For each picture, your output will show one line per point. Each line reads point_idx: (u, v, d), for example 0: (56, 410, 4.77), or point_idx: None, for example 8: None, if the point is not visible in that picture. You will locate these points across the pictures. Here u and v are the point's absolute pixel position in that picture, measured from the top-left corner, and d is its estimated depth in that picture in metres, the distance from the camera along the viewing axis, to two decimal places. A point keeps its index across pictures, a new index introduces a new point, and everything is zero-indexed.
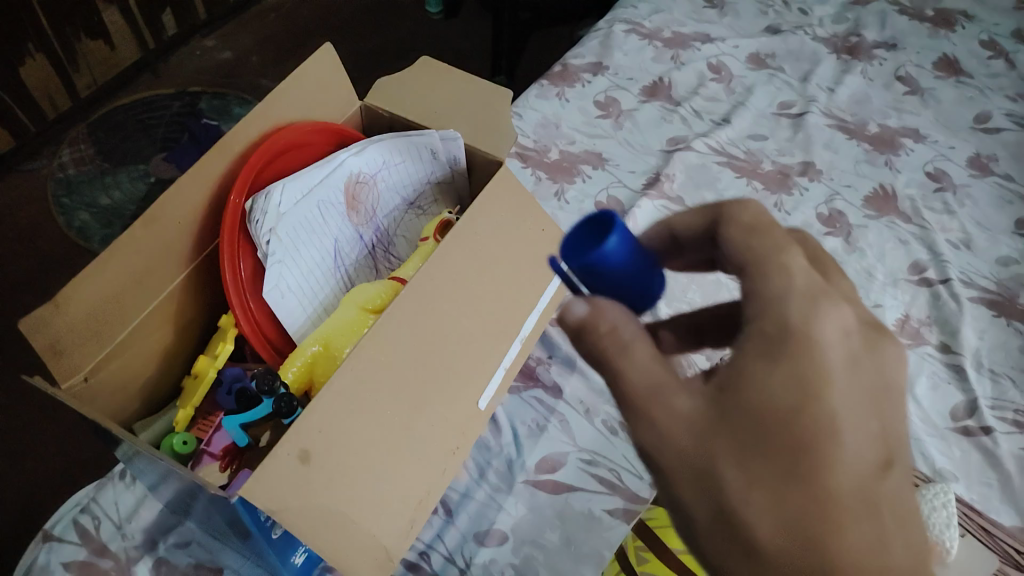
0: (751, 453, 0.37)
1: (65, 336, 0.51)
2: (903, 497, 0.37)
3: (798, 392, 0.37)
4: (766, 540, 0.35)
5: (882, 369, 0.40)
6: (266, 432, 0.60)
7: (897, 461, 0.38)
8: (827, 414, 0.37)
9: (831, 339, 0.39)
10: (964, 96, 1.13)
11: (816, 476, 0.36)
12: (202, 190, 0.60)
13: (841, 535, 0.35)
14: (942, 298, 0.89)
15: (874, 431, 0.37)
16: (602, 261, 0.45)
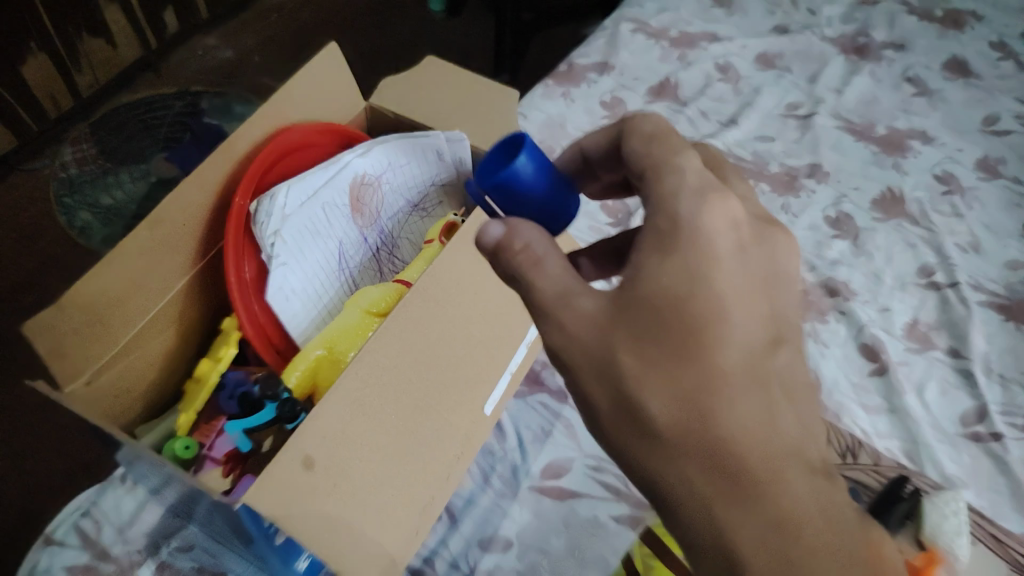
0: (655, 350, 0.40)
1: (69, 340, 0.50)
2: (789, 370, 0.42)
3: (692, 282, 0.41)
4: (670, 426, 0.40)
5: (772, 256, 0.45)
6: (268, 438, 0.61)
7: (780, 339, 0.43)
8: (719, 303, 0.41)
9: (719, 228, 0.42)
10: (973, 97, 1.12)
11: (708, 358, 0.40)
12: (206, 192, 0.60)
13: (739, 415, 0.40)
14: (951, 302, 0.87)
15: (759, 316, 0.42)
16: (512, 180, 0.48)
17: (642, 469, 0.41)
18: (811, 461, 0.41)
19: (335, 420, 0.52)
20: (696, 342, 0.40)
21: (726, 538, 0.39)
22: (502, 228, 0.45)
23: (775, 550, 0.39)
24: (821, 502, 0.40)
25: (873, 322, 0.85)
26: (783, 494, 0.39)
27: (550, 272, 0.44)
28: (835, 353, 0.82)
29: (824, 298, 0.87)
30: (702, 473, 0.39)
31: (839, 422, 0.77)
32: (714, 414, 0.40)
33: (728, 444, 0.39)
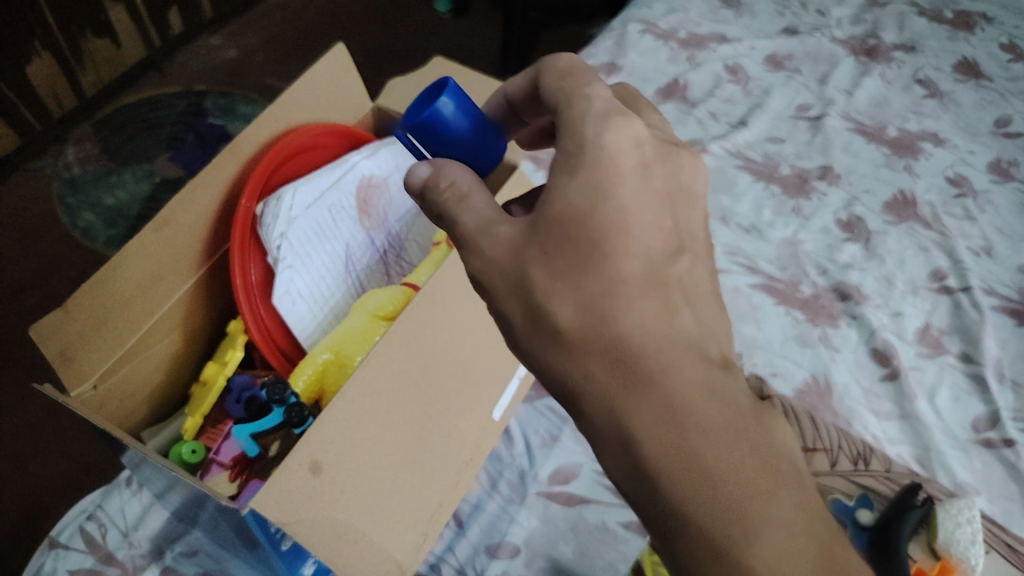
0: (560, 262, 0.41)
1: (75, 343, 0.50)
2: (687, 276, 0.43)
3: (593, 195, 0.42)
4: (573, 328, 0.40)
5: (675, 175, 0.45)
6: (275, 442, 0.58)
7: (682, 248, 0.44)
8: (619, 211, 0.42)
9: (618, 147, 0.43)
10: (984, 99, 1.11)
11: (610, 266, 0.41)
12: (213, 194, 0.59)
13: (636, 314, 0.40)
14: (963, 306, 0.86)
15: (661, 225, 0.43)
16: (435, 118, 0.49)
17: (557, 379, 0.41)
18: (711, 358, 0.41)
19: (346, 426, 0.51)
20: (596, 250, 0.41)
21: (628, 432, 0.39)
22: (430, 169, 0.47)
23: (687, 446, 0.38)
24: (721, 392, 0.40)
25: (884, 327, 0.84)
26: (682, 386, 0.39)
27: (475, 209, 0.45)
28: (846, 358, 0.81)
29: (835, 302, 0.86)
30: (604, 372, 0.40)
31: (850, 427, 0.76)
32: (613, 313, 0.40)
33: (628, 342, 0.40)
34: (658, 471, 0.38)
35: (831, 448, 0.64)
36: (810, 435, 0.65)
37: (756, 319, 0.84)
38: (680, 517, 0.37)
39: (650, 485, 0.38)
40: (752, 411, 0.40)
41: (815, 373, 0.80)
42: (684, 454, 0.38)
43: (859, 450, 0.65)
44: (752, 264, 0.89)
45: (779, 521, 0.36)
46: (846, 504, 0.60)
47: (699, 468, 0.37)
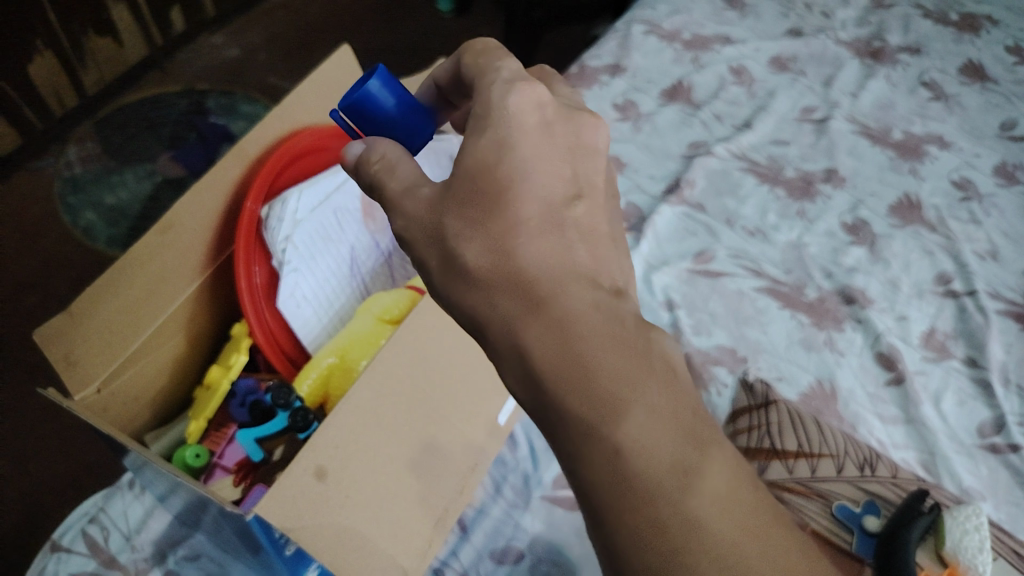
0: (470, 210, 0.41)
1: (79, 346, 0.49)
2: (588, 220, 0.43)
3: (497, 151, 0.42)
4: (474, 259, 0.40)
5: (575, 135, 0.45)
6: (280, 446, 0.57)
7: (586, 196, 0.44)
8: (518, 161, 0.42)
9: (521, 108, 0.43)
10: (990, 102, 1.10)
11: (508, 205, 0.41)
12: (217, 196, 0.59)
13: (530, 242, 0.40)
14: (968, 311, 0.86)
15: (562, 175, 0.43)
16: (365, 100, 0.48)
17: (466, 318, 0.40)
18: (603, 284, 0.40)
19: (349, 431, 0.51)
20: (496, 191, 0.41)
21: (517, 344, 0.38)
22: (361, 149, 0.47)
23: (576, 355, 0.37)
24: (610, 308, 0.39)
25: (889, 330, 0.83)
26: (571, 302, 0.38)
27: (403, 177, 0.44)
28: (851, 362, 0.81)
29: (840, 306, 0.85)
30: (499, 292, 0.39)
31: (855, 432, 0.75)
32: (505, 238, 0.40)
33: (521, 264, 0.39)
34: (543, 377, 0.37)
35: (838, 453, 0.64)
36: (815, 442, 0.65)
37: (761, 323, 0.84)
38: (561, 419, 0.36)
39: (538, 395, 0.37)
40: (641, 327, 0.39)
41: (820, 377, 0.79)
42: (567, 358, 0.37)
43: (865, 456, 0.65)
44: (757, 267, 0.89)
45: (656, 415, 0.35)
46: (853, 509, 0.60)
47: (582, 368, 0.36)
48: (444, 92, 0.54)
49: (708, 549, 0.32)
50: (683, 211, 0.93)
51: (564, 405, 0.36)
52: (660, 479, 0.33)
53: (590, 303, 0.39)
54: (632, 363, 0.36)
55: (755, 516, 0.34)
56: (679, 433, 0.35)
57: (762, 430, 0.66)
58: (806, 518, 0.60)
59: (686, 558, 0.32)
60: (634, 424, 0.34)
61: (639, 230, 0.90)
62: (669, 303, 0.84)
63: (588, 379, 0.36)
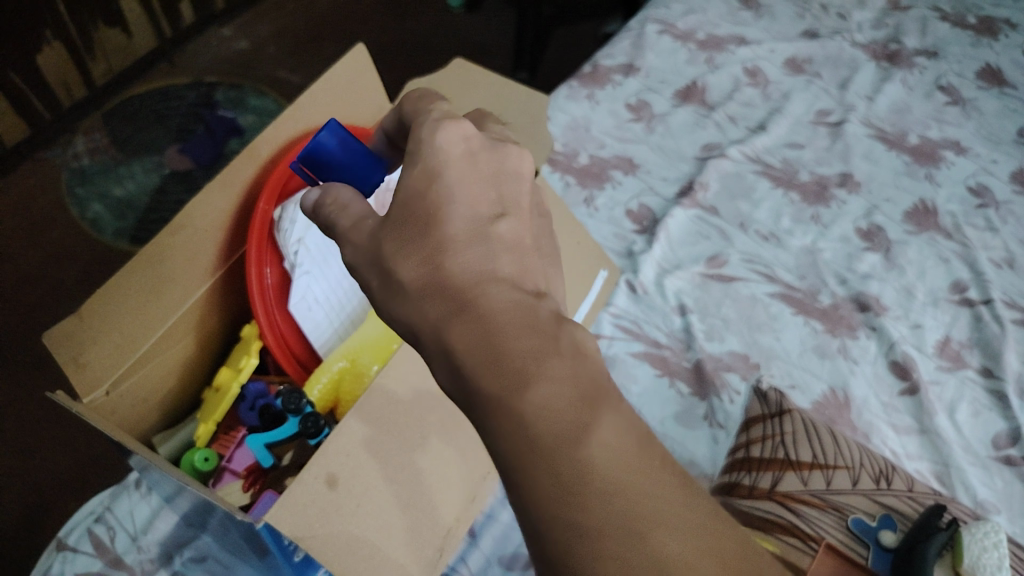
0: (401, 233, 0.39)
1: (87, 349, 0.49)
2: (514, 236, 0.39)
3: (425, 181, 0.40)
4: (405, 273, 0.37)
5: (500, 165, 0.42)
6: (290, 452, 0.57)
7: (513, 214, 0.40)
8: (444, 189, 0.39)
9: (447, 143, 0.41)
10: (1007, 108, 1.09)
11: (437, 222, 0.38)
12: (229, 196, 0.58)
13: (456, 245, 0.38)
14: (984, 320, 0.85)
15: (488, 195, 0.40)
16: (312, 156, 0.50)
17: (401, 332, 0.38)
18: (526, 287, 0.37)
19: (360, 436, 0.50)
20: (425, 214, 0.39)
21: (438, 339, 0.36)
22: (316, 197, 0.44)
23: (491, 345, 0.34)
24: (529, 297, 0.37)
25: (904, 339, 0.82)
26: (487, 293, 0.36)
27: (354, 215, 0.42)
28: (865, 370, 0.80)
29: (854, 313, 0.84)
30: (427, 297, 0.37)
31: (869, 442, 0.75)
32: (432, 243, 0.38)
33: (448, 274, 0.37)
34: (464, 368, 0.34)
35: (853, 465, 0.64)
36: (830, 453, 0.64)
37: (774, 329, 0.82)
38: (476, 406, 0.34)
39: (461, 388, 0.35)
40: (560, 318, 0.36)
41: (833, 386, 0.78)
42: (484, 348, 0.34)
43: (881, 468, 0.64)
44: (770, 272, 0.88)
45: (564, 389, 0.33)
46: (868, 523, 0.60)
47: (495, 356, 0.34)
48: (393, 140, 0.52)
49: (614, 510, 0.31)
50: (696, 214, 0.92)
51: (479, 389, 0.34)
52: (571, 455, 0.32)
53: (510, 292, 0.37)
54: (543, 343, 0.34)
55: (661, 471, 0.33)
56: (591, 410, 0.33)
57: (776, 440, 0.65)
58: (822, 531, 0.59)
59: (597, 514, 0.31)
60: (545, 402, 0.33)
61: (651, 233, 0.89)
62: (681, 307, 0.83)
63: (500, 363, 0.34)
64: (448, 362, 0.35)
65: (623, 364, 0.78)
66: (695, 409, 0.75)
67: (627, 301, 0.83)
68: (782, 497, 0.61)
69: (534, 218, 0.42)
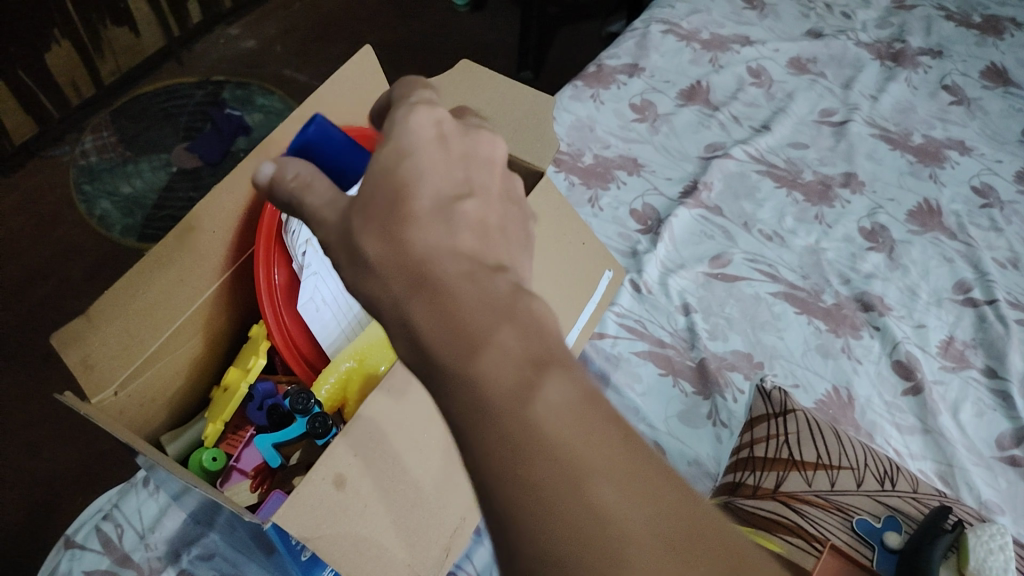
0: (365, 206, 0.36)
1: (97, 350, 0.50)
2: (482, 217, 0.37)
3: (393, 156, 0.37)
4: (366, 248, 0.35)
5: (471, 150, 0.39)
6: (296, 451, 0.59)
7: (483, 196, 0.38)
8: (412, 171, 0.37)
9: (419, 125, 0.38)
10: (1012, 107, 1.09)
11: (402, 197, 0.36)
12: (238, 198, 0.58)
13: (418, 222, 0.35)
14: (988, 320, 0.85)
15: (454, 176, 0.38)
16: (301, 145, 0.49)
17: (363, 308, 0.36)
18: (490, 263, 0.35)
19: (368, 438, 0.51)
20: (392, 190, 0.36)
21: (395, 311, 0.34)
22: (274, 169, 0.40)
23: (447, 314, 0.32)
24: (487, 270, 0.34)
25: (907, 339, 0.83)
26: (449, 266, 0.34)
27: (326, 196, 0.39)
28: (869, 370, 0.80)
29: (858, 312, 0.85)
30: (387, 271, 0.34)
31: (872, 441, 0.75)
32: (392, 221, 0.35)
33: (409, 249, 0.34)
34: (421, 342, 0.32)
35: (856, 465, 0.64)
36: (834, 453, 0.64)
37: (777, 328, 0.83)
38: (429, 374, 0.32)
39: (420, 364, 0.32)
40: (518, 291, 0.34)
41: (837, 385, 0.79)
42: (438, 319, 0.32)
43: (884, 469, 0.64)
44: (773, 271, 0.88)
45: (517, 357, 0.31)
46: (873, 524, 0.60)
47: (449, 325, 0.32)
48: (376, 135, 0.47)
49: (559, 476, 0.28)
50: (699, 214, 0.93)
51: (432, 359, 0.32)
52: (517, 420, 0.29)
53: (468, 266, 0.34)
54: (499, 312, 0.32)
55: (617, 440, 0.30)
56: (541, 376, 0.30)
57: (780, 439, 0.66)
58: (826, 533, 0.59)
59: (541, 482, 0.28)
60: (493, 369, 0.30)
61: (655, 233, 0.90)
62: (685, 306, 0.83)
63: (454, 330, 0.32)
64: (408, 338, 0.33)
65: (628, 363, 0.78)
66: (699, 407, 0.76)
67: (631, 300, 0.83)
68: (785, 498, 0.62)
69: (506, 205, 0.39)
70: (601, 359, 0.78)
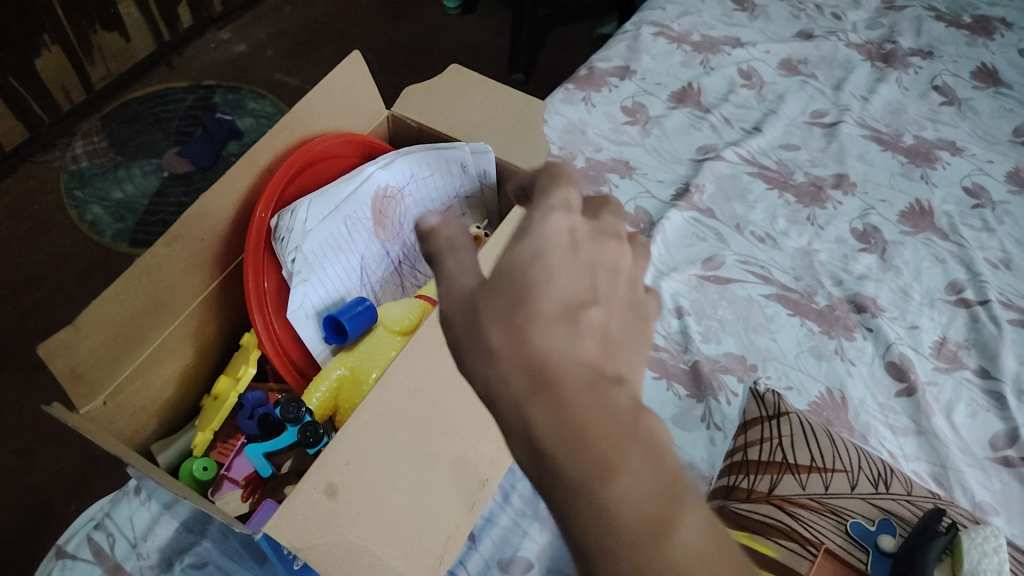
0: (491, 297, 0.33)
1: (85, 359, 0.49)
2: (606, 326, 0.35)
3: (525, 253, 0.35)
4: (492, 338, 0.32)
5: (599, 257, 0.37)
6: (290, 459, 0.58)
7: (603, 298, 0.36)
8: (543, 272, 0.34)
9: (555, 230, 0.36)
10: (1002, 108, 1.10)
11: (527, 296, 0.33)
12: (225, 206, 0.58)
13: (543, 325, 0.33)
14: (981, 320, 0.85)
15: (581, 282, 0.35)
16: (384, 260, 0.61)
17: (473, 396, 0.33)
18: (609, 373, 0.33)
19: (361, 445, 0.50)
20: (518, 287, 0.33)
21: (515, 413, 0.31)
22: (436, 220, 0.35)
23: (577, 429, 0.30)
24: (607, 382, 0.32)
25: (901, 340, 0.83)
26: (573, 373, 0.32)
27: None
28: (862, 371, 0.80)
29: (851, 314, 0.85)
30: (510, 370, 0.32)
31: (866, 443, 0.75)
32: (519, 319, 0.32)
33: (536, 352, 0.32)
34: (542, 451, 0.30)
35: (851, 468, 0.64)
36: (828, 457, 0.64)
37: (770, 330, 0.83)
38: (553, 489, 0.30)
39: (538, 469, 0.31)
40: (640, 410, 0.32)
41: (830, 387, 0.79)
42: (566, 437, 0.30)
43: (879, 472, 0.64)
44: (766, 273, 0.88)
45: (648, 486, 0.30)
46: (867, 527, 0.60)
47: (580, 444, 0.30)
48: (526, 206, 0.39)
49: None
50: (691, 217, 0.93)
51: (558, 476, 0.30)
52: (655, 563, 0.29)
53: (588, 374, 0.32)
54: (628, 432, 0.31)
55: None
56: (676, 518, 0.30)
57: (773, 442, 0.66)
58: (821, 536, 0.59)
59: None
60: (629, 504, 0.29)
61: (647, 235, 0.89)
62: (678, 309, 0.83)
63: (584, 448, 0.30)
64: (527, 447, 0.31)
65: None
66: (693, 410, 0.76)
67: None
68: (779, 501, 0.62)
69: (625, 310, 0.37)
70: None
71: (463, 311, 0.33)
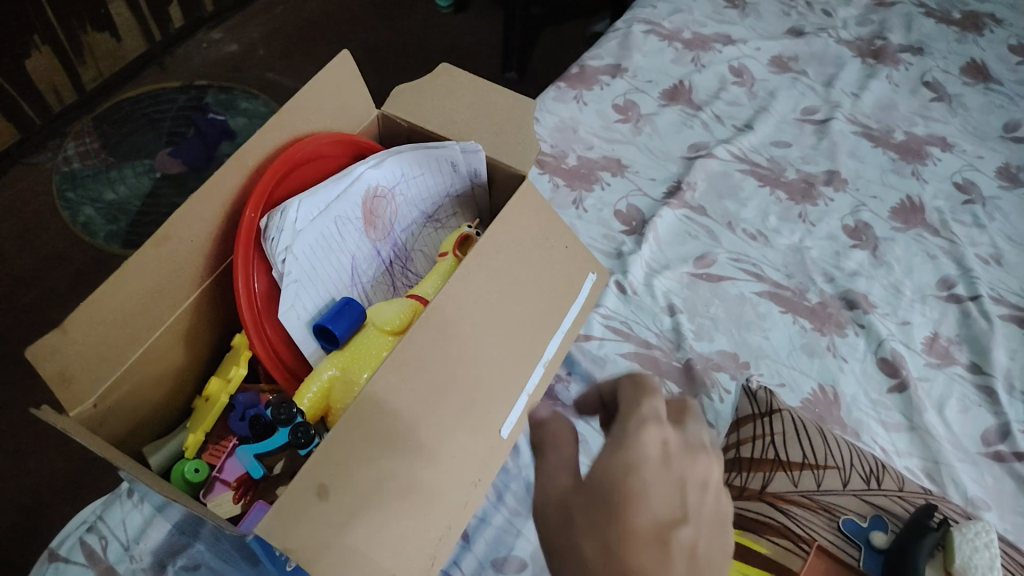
0: (586, 520, 0.37)
1: (74, 362, 0.49)
2: (695, 546, 0.36)
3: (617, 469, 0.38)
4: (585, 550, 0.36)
5: (689, 471, 0.39)
6: (280, 462, 0.59)
7: (693, 515, 0.37)
8: (637, 485, 0.37)
9: (647, 445, 0.39)
10: (992, 103, 1.10)
11: (619, 512, 0.36)
12: (215, 207, 0.58)
13: (634, 544, 0.35)
14: (972, 316, 0.85)
15: (673, 499, 0.37)
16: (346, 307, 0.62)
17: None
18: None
19: (352, 447, 0.51)
20: (612, 498, 0.37)
21: None
22: (549, 421, 0.45)
23: None
24: None
25: (892, 336, 0.83)
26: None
27: None
28: (854, 368, 0.80)
29: (843, 310, 0.85)
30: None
31: (858, 439, 0.75)
32: (607, 538, 0.36)
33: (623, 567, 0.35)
34: None
35: (843, 465, 0.63)
36: (821, 453, 0.64)
37: (762, 328, 0.83)
38: None
39: None
40: None
41: (823, 383, 0.79)
42: None
43: (871, 467, 0.64)
44: (758, 271, 0.88)
45: None
46: (859, 524, 0.60)
47: None
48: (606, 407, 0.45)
49: None
50: (684, 214, 0.93)
51: None
52: None
53: None
54: None
55: None
56: None
57: (766, 440, 0.65)
58: (813, 533, 0.59)
59: None
60: None
61: (640, 233, 0.89)
62: (670, 307, 0.83)
63: None
64: None
65: (614, 365, 0.78)
66: None
67: (617, 302, 0.83)
68: (772, 499, 0.62)
69: (715, 530, 0.38)
70: (587, 360, 0.78)
71: (560, 513, 0.38)
